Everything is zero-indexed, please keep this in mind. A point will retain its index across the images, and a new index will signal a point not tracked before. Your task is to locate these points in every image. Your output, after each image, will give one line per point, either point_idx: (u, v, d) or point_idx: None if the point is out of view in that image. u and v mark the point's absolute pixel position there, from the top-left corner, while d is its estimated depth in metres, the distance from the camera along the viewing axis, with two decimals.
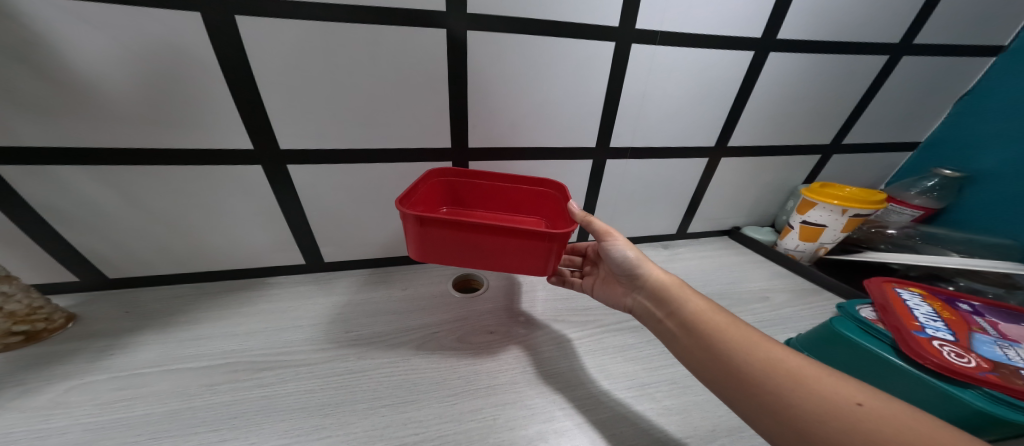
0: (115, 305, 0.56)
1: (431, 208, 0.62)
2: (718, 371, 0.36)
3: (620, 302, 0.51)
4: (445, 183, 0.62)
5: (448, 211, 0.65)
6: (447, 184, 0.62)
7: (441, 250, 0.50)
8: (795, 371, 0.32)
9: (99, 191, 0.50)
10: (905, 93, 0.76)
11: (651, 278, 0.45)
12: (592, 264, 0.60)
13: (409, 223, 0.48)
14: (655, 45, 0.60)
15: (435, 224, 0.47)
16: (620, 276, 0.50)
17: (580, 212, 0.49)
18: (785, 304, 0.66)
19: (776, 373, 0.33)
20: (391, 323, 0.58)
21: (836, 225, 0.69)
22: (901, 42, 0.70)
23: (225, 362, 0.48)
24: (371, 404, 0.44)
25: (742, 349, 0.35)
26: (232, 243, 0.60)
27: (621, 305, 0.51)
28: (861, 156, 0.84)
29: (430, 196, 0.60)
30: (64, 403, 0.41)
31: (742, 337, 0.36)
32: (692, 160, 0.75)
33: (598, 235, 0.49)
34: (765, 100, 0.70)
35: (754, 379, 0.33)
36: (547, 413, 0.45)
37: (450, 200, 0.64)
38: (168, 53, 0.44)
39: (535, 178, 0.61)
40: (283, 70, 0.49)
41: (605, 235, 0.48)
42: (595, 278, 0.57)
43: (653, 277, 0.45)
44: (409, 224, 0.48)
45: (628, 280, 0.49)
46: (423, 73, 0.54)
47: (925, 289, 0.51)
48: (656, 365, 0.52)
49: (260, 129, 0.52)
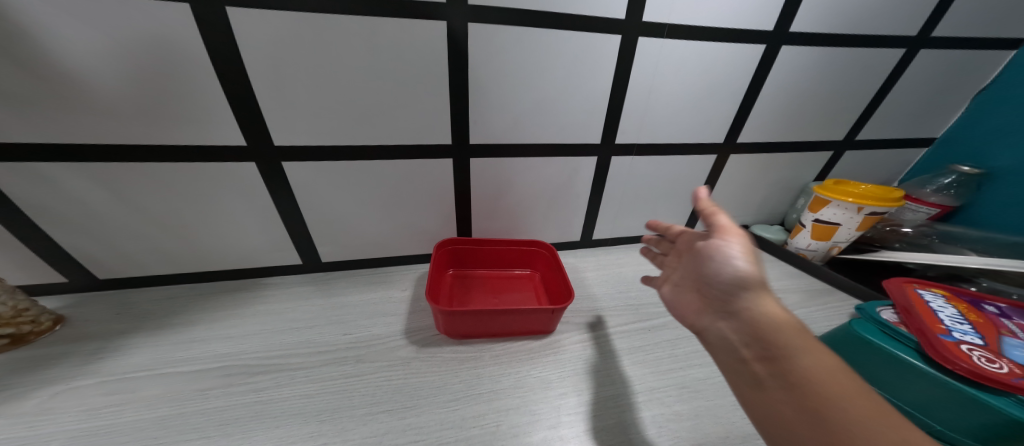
0: (106, 307, 0.55)
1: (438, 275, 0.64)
2: (765, 384, 0.30)
3: (677, 296, 0.42)
4: (451, 249, 0.66)
5: (453, 273, 0.68)
6: (453, 251, 0.66)
7: (463, 327, 0.51)
8: (858, 402, 0.26)
9: (87, 190, 0.49)
10: (922, 87, 0.74)
11: (734, 276, 0.35)
12: (677, 254, 0.49)
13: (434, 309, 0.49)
14: (662, 38, 0.58)
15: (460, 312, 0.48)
16: (693, 269, 0.40)
17: (708, 200, 0.41)
18: (798, 305, 0.63)
19: (832, 399, 0.27)
20: (391, 325, 0.56)
21: (851, 224, 0.66)
22: (918, 35, 0.67)
23: (219, 366, 0.47)
24: (370, 409, 0.43)
25: (801, 365, 0.29)
26: (226, 243, 0.59)
27: (675, 300, 0.42)
28: (873, 152, 0.82)
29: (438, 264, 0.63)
30: (52, 409, 0.40)
31: (811, 355, 0.29)
32: (700, 157, 0.73)
33: (714, 228, 0.40)
34: (777, 95, 0.68)
35: (808, 399, 0.27)
36: (552, 420, 0.43)
37: (454, 263, 0.68)
38: (155, 46, 0.42)
39: (526, 239, 0.68)
40: (277, 63, 0.47)
41: (724, 231, 0.38)
42: (672, 268, 0.47)
43: (736, 276, 0.35)
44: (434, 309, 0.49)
45: (699, 275, 0.39)
46: (423, 67, 0.52)
47: (949, 291, 0.49)
48: (665, 369, 0.50)
49: (254, 125, 0.50)
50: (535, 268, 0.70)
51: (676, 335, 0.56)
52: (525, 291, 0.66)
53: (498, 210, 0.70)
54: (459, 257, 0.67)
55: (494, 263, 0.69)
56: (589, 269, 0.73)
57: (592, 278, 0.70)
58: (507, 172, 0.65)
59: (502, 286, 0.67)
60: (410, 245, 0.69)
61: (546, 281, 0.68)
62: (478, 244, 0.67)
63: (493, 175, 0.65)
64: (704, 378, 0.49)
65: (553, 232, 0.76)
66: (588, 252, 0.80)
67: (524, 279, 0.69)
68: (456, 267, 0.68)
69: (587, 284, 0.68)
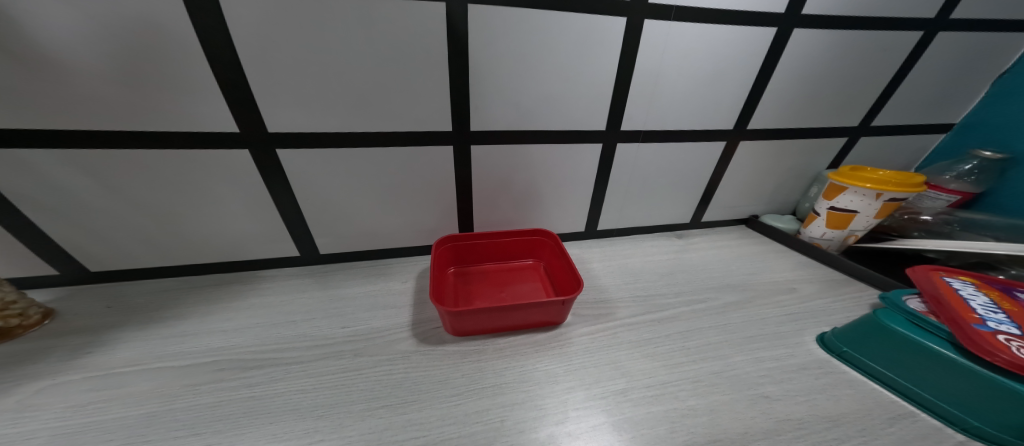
0: (98, 300, 0.54)
1: (440, 274, 0.62)
2: None
3: None
4: (451, 247, 0.64)
5: (454, 270, 0.65)
6: (452, 248, 0.64)
7: (470, 325, 0.49)
8: None
9: (74, 179, 0.47)
10: (941, 71, 0.70)
11: None
12: None
13: (439, 308, 0.46)
14: (669, 22, 0.55)
15: (466, 310, 0.46)
16: None
17: None
18: (814, 296, 0.61)
19: None
20: (391, 318, 0.54)
21: (870, 211, 0.64)
22: (937, 17, 0.64)
23: (212, 360, 0.45)
24: (369, 405, 0.41)
25: None
26: (219, 234, 0.57)
27: None
28: (890, 138, 0.79)
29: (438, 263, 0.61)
30: (34, 406, 0.39)
31: None
32: (710, 144, 0.70)
33: None
34: (789, 81, 0.65)
35: None
36: (559, 415, 0.41)
37: (456, 260, 0.65)
38: (135, 25, 0.40)
39: (526, 229, 0.66)
40: (267, 45, 0.44)
41: None
42: None
43: None
44: (439, 308, 0.46)
45: None
46: (420, 49, 0.49)
47: (978, 279, 0.47)
48: (677, 362, 0.48)
49: (245, 110, 0.48)
50: (540, 257, 0.68)
51: (687, 327, 0.54)
52: (530, 282, 0.64)
53: (500, 200, 0.68)
54: (459, 255, 0.65)
55: (498, 255, 0.67)
56: (595, 260, 0.71)
57: (599, 269, 0.68)
58: (511, 161, 0.63)
59: (506, 278, 0.65)
60: (410, 236, 0.67)
61: (550, 270, 0.66)
62: (477, 237, 0.65)
63: (495, 163, 0.62)
64: (719, 372, 0.47)
65: (558, 222, 0.74)
66: (593, 243, 0.78)
67: (528, 270, 0.67)
68: (458, 264, 0.66)
69: (594, 276, 0.66)
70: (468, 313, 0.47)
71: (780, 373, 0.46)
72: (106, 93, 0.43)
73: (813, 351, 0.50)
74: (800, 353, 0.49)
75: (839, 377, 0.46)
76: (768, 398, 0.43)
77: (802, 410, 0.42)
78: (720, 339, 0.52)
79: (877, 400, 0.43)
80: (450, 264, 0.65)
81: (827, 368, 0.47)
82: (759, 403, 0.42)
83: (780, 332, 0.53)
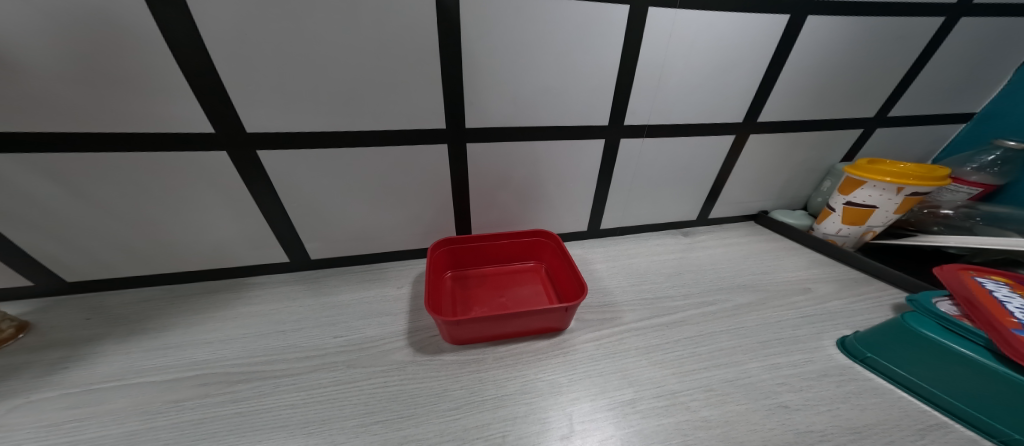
0: (77, 311, 0.51)
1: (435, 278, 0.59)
2: None
3: None
4: (447, 250, 0.61)
5: (452, 274, 0.63)
6: (449, 251, 0.61)
7: (469, 333, 0.47)
8: None
9: (38, 184, 0.44)
10: (962, 58, 0.67)
11: None
12: None
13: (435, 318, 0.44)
14: (674, 10, 0.52)
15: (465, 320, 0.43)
16: None
17: None
18: (830, 296, 0.58)
19: None
20: (386, 326, 0.51)
21: (889, 206, 0.61)
22: (961, 3, 0.60)
23: (197, 374, 0.43)
24: (363, 420, 0.38)
25: None
26: (201, 240, 0.54)
27: None
28: (907, 129, 0.75)
29: (433, 266, 0.58)
30: (7, 426, 0.37)
31: None
32: (715, 139, 0.67)
33: None
34: (803, 71, 0.62)
35: None
36: (564, 429, 0.38)
37: (454, 264, 0.62)
38: (91, 17, 0.37)
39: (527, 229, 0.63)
40: (241, 40, 0.41)
41: None
42: None
43: None
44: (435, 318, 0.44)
45: None
46: (409, 41, 0.46)
47: (1010, 278, 0.45)
48: (688, 370, 0.45)
49: (222, 109, 0.45)
50: (541, 259, 0.66)
51: (699, 331, 0.51)
52: (531, 285, 0.62)
53: (500, 199, 0.65)
54: (458, 257, 0.62)
55: (497, 257, 0.64)
56: (600, 261, 0.68)
57: (603, 270, 0.65)
58: (510, 158, 0.60)
59: (506, 281, 0.62)
60: (407, 238, 0.64)
61: (552, 273, 0.63)
62: (476, 239, 0.62)
63: (492, 161, 0.59)
64: (733, 379, 0.44)
65: (560, 222, 0.71)
66: (596, 242, 0.75)
67: (528, 273, 0.64)
68: (456, 268, 0.63)
69: (597, 277, 0.63)
70: (467, 321, 0.44)
71: (798, 381, 0.44)
72: (66, 92, 0.40)
73: (833, 356, 0.47)
74: (819, 359, 0.47)
75: (863, 384, 0.43)
76: (787, 408, 0.40)
77: (824, 421, 0.39)
78: (733, 344, 0.49)
79: (905, 409, 0.40)
80: (448, 266, 0.62)
81: (850, 375, 0.44)
82: (778, 414, 0.40)
83: (796, 336, 0.50)
